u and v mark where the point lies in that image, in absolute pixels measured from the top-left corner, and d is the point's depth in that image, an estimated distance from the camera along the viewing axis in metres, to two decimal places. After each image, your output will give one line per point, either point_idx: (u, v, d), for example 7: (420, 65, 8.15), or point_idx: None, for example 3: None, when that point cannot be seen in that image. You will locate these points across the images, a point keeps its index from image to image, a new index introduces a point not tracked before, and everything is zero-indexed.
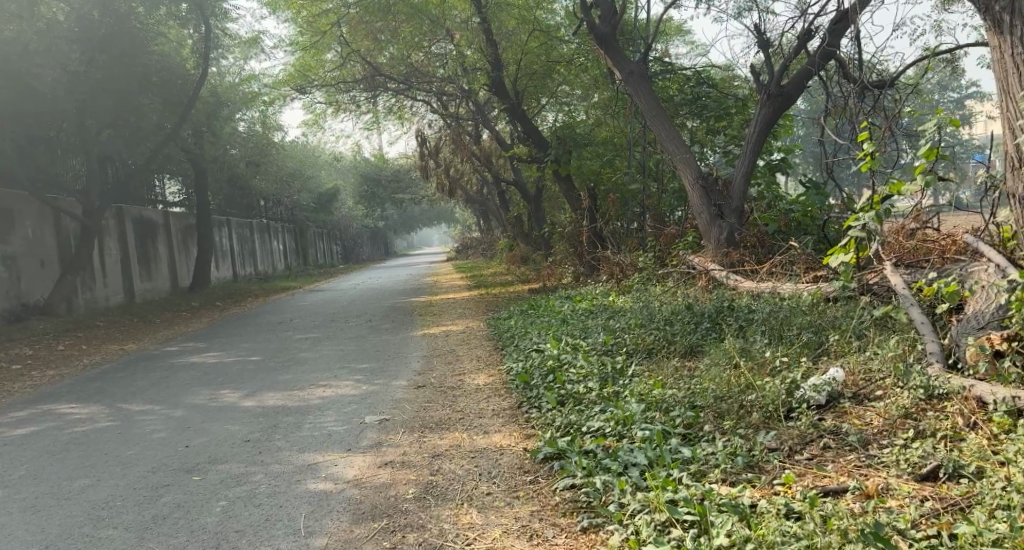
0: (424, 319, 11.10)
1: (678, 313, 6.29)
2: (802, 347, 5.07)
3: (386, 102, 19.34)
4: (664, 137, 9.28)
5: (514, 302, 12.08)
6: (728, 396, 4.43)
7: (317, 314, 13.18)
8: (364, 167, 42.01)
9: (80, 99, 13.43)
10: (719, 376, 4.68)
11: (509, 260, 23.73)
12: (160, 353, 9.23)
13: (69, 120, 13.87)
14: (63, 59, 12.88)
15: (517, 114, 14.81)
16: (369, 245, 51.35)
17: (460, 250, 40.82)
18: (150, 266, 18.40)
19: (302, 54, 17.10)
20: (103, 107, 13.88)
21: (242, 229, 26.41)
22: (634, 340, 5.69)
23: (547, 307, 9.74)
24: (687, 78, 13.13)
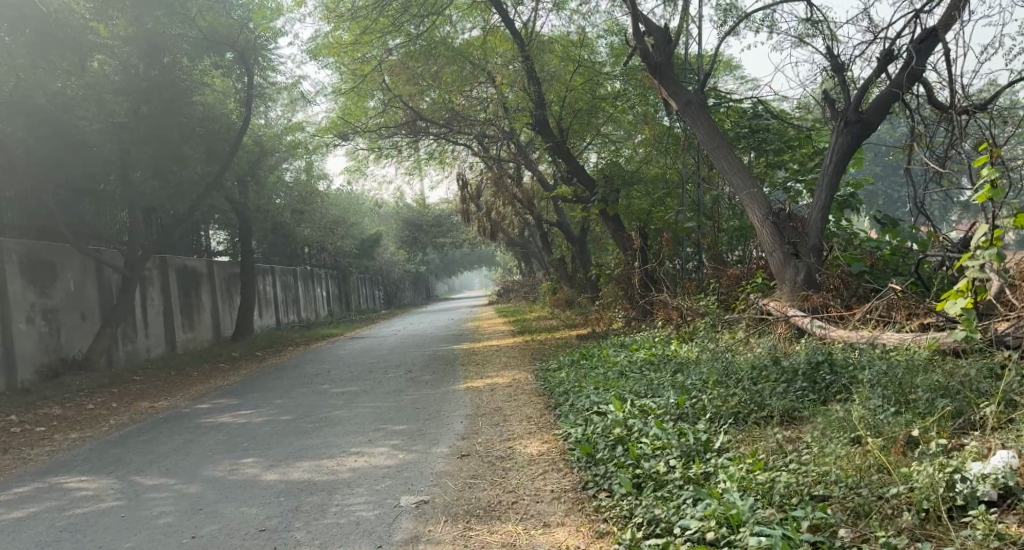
0: (468, 369, 10.35)
1: (763, 368, 5.44)
2: (944, 419, 4.15)
3: (428, 147, 18.95)
4: (728, 171, 8.53)
5: (563, 349, 11.29)
6: (860, 491, 3.59)
7: (356, 364, 12.53)
8: (405, 213, 41.90)
9: (124, 149, 12.96)
10: (845, 460, 3.79)
11: (553, 303, 23.01)
12: (189, 411, 8.61)
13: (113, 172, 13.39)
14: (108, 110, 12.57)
15: (562, 154, 14.17)
16: (411, 289, 51.09)
17: (502, 293, 40.23)
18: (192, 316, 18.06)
19: (345, 100, 16.84)
20: (146, 157, 13.28)
21: (285, 277, 26.17)
22: (717, 402, 4.86)
23: (601, 357, 8.93)
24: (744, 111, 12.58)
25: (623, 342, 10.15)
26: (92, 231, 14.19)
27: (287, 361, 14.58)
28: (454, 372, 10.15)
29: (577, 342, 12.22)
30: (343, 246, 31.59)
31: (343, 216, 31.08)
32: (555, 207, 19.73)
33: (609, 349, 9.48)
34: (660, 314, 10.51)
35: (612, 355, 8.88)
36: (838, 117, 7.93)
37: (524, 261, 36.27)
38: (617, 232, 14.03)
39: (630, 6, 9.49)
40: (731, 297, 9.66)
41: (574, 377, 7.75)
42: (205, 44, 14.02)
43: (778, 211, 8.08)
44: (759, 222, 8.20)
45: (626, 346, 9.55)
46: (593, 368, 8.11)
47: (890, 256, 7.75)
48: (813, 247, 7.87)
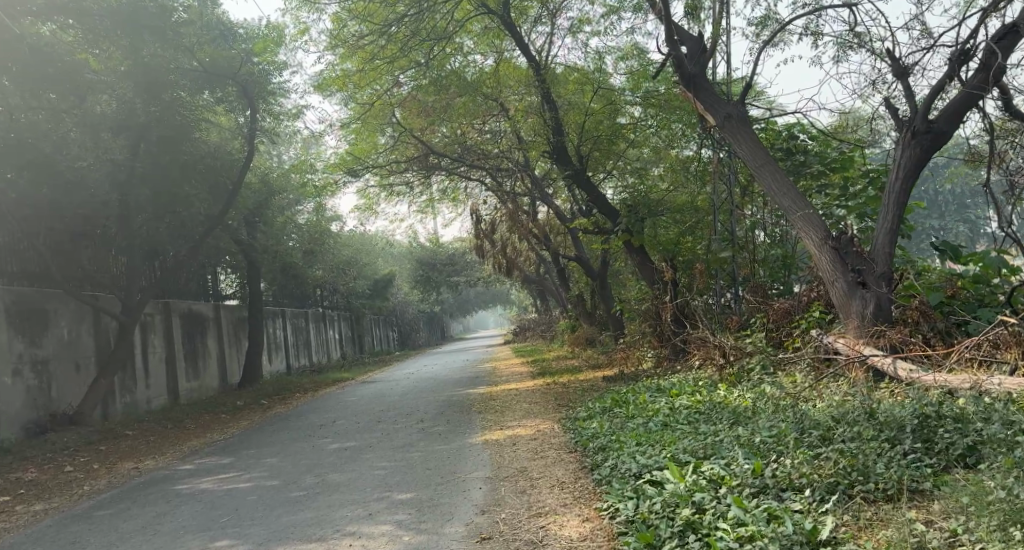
0: (488, 418, 9.31)
1: (854, 427, 4.43)
2: None
3: (441, 181, 18.15)
4: (776, 191, 7.62)
5: (589, 393, 10.27)
6: None
7: (365, 413, 11.53)
8: (419, 252, 41.19)
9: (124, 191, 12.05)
10: None
11: (572, 341, 22.02)
12: (173, 474, 7.62)
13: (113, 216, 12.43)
14: (104, 148, 11.70)
15: (582, 181, 13.23)
16: (425, 330, 50.23)
17: (518, 331, 39.25)
18: (196, 363, 17.15)
19: (354, 135, 16.08)
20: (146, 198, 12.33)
21: (296, 319, 25.30)
22: (811, 473, 3.84)
23: (639, 402, 7.89)
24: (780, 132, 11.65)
25: (660, 385, 9.12)
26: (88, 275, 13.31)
27: (292, 409, 13.61)
28: (471, 421, 9.11)
29: (606, 384, 11.19)
30: (354, 286, 30.77)
31: (355, 255, 30.33)
32: (574, 241, 18.83)
33: (646, 392, 8.44)
34: (698, 352, 9.49)
35: (651, 400, 7.84)
36: (904, 128, 7.04)
37: (540, 299, 35.31)
38: (643, 264, 13.05)
39: (661, 14, 8.66)
40: (780, 333, 8.66)
41: (613, 427, 6.70)
42: (209, 78, 13.07)
43: (838, 235, 7.16)
44: (816, 246, 7.28)
45: (664, 389, 8.51)
46: (633, 416, 7.07)
47: (973, 285, 6.94)
48: (881, 274, 6.93)
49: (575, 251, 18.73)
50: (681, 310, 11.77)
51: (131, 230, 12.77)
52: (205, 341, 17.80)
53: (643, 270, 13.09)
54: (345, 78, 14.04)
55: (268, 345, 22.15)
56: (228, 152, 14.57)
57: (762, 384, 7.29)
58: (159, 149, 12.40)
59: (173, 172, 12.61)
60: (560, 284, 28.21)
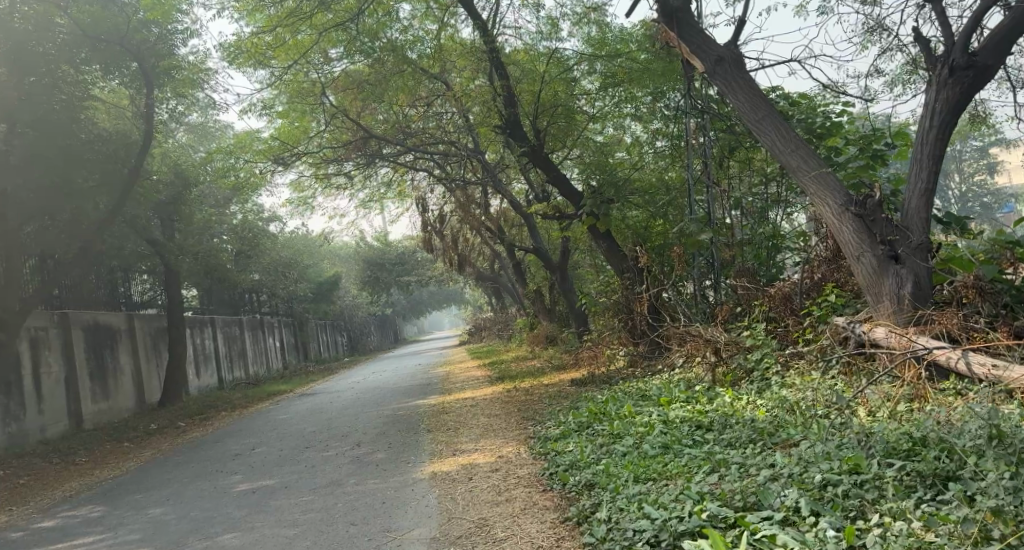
0: (434, 439, 7.68)
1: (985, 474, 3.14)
2: None
3: (382, 170, 16.49)
4: (779, 146, 6.25)
5: (556, 403, 8.78)
6: None
7: (293, 435, 9.81)
8: (367, 252, 39.39)
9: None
10: None
11: (531, 340, 20.53)
12: (24, 541, 5.87)
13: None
14: None
15: (539, 160, 11.71)
16: (376, 333, 48.27)
17: (473, 330, 37.64)
18: (106, 382, 15.16)
19: (282, 119, 14.31)
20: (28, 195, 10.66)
21: (230, 328, 23.29)
22: None
23: (618, 412, 6.40)
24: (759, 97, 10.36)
25: (641, 390, 7.65)
26: None
27: (211, 433, 11.75)
28: (415, 445, 7.48)
29: (576, 390, 9.66)
30: (296, 291, 28.82)
31: (296, 257, 28.42)
32: (530, 231, 17.32)
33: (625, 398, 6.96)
34: (684, 350, 8.02)
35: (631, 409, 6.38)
36: (940, 63, 5.72)
37: (496, 297, 33.77)
38: (612, 251, 11.51)
39: None
40: (784, 325, 7.24)
41: (593, 449, 5.22)
42: (87, 43, 11.10)
43: (862, 198, 5.79)
44: (833, 212, 5.94)
45: (644, 397, 7.03)
46: (612, 433, 5.57)
47: None
48: (918, 246, 5.59)
49: (531, 242, 17.21)
50: (656, 301, 10.33)
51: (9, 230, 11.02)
52: (118, 356, 15.83)
53: (612, 258, 11.53)
54: (260, 46, 12.23)
55: (197, 358, 20.16)
56: (128, 136, 12.64)
57: (774, 389, 5.85)
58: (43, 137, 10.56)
59: (57, 161, 10.74)
60: (515, 280, 26.70)
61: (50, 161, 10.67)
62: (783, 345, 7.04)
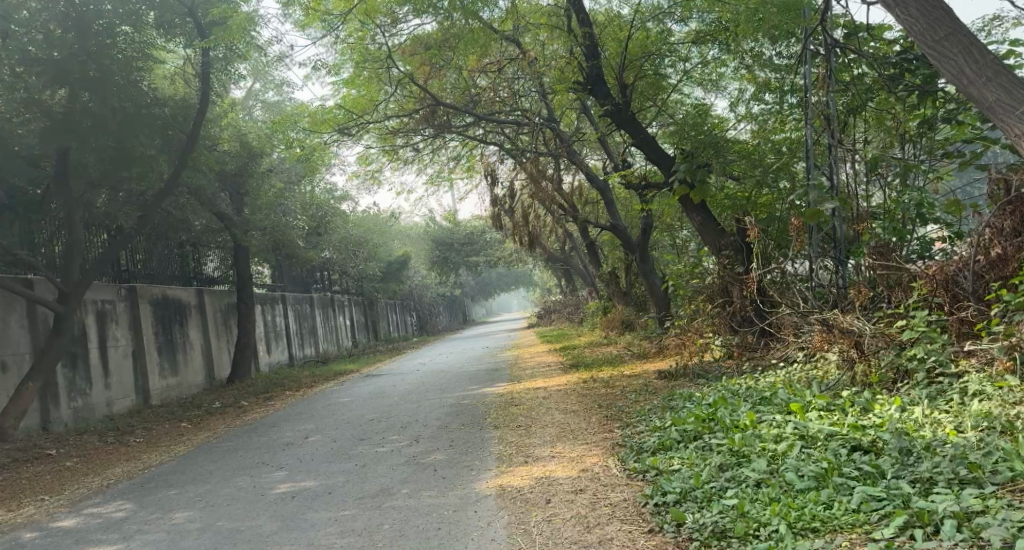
0: (504, 441, 6.57)
1: None
2: None
3: (453, 141, 15.50)
4: (967, 71, 4.95)
5: (647, 399, 7.63)
6: None
7: (352, 423, 8.93)
8: (436, 231, 38.72)
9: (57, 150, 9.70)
10: None
11: (606, 325, 19.33)
12: (32, 545, 5.04)
13: (51, 181, 10.11)
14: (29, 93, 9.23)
15: (625, 122, 10.48)
16: (445, 314, 47.74)
17: (543, 312, 36.57)
18: (175, 357, 14.69)
19: (348, 86, 13.44)
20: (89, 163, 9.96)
21: (301, 305, 22.84)
22: None
23: (735, 421, 5.38)
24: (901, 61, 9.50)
25: (755, 393, 6.57)
26: (30, 253, 10.86)
27: (266, 416, 10.95)
28: (482, 447, 6.38)
29: (673, 386, 8.41)
30: (366, 270, 28.32)
31: (366, 235, 27.87)
32: (609, 207, 16.08)
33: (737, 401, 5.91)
34: None
35: (748, 419, 5.35)
36: None
37: (566, 280, 32.57)
38: (707, 225, 10.57)
39: None
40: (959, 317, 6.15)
41: (713, 473, 4.25)
42: None
43: None
44: None
45: (757, 404, 5.94)
46: (734, 453, 4.58)
47: None
48: None
49: (609, 219, 15.93)
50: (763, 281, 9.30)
51: (73, 198, 10.36)
52: (187, 331, 15.36)
53: (706, 233, 10.62)
54: None
55: (268, 335, 19.69)
56: (189, 100, 11.97)
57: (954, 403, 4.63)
58: (103, 99, 9.87)
59: (123, 129, 10.09)
60: (588, 262, 25.45)
61: (115, 128, 10.01)
62: (948, 341, 5.71)
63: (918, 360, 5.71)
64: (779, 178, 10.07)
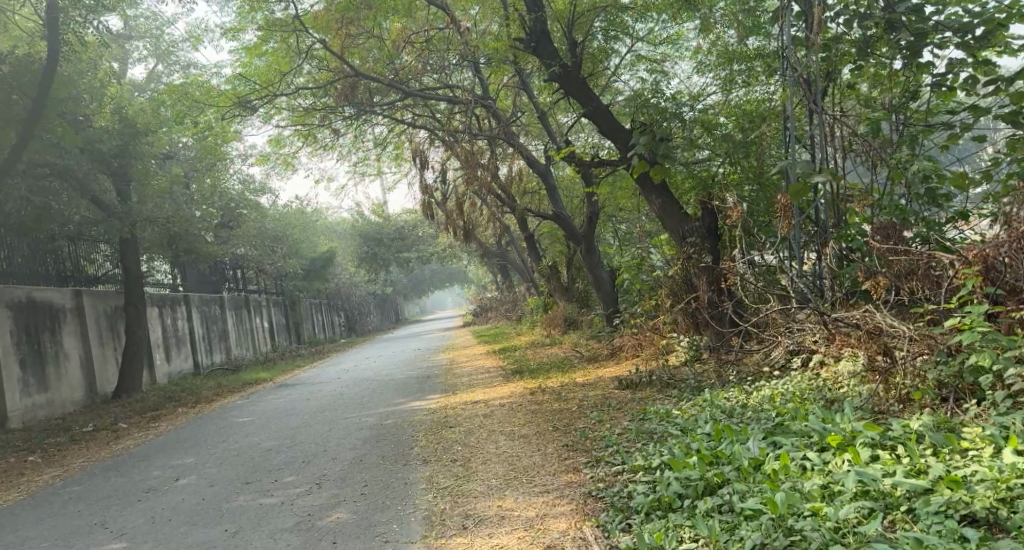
0: (434, 487, 4.94)
1: None
2: None
3: (376, 122, 13.72)
4: None
5: (616, 421, 6.14)
6: None
7: (247, 455, 7.17)
8: (364, 226, 36.66)
9: None
10: None
11: (547, 324, 17.85)
12: None
13: None
14: None
15: (574, 88, 8.96)
16: (377, 313, 45.58)
17: (478, 310, 34.92)
18: (45, 370, 12.52)
19: (251, 53, 11.56)
20: None
21: (209, 306, 20.61)
22: None
23: (755, 461, 4.00)
24: (897, 26, 8.37)
25: (758, 413, 5.20)
26: None
27: (142, 446, 9.02)
28: (396, 498, 4.74)
29: (639, 400, 6.92)
30: (286, 267, 26.16)
31: (285, 231, 25.68)
32: (552, 194, 14.60)
33: (746, 425, 4.52)
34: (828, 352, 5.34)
35: (773, 460, 3.97)
36: None
37: (503, 275, 31.00)
38: (670, 209, 8.80)
39: None
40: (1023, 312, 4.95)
41: None
42: None
43: None
44: None
45: (770, 431, 4.56)
46: (776, 529, 3.22)
47: None
48: None
49: (552, 207, 14.42)
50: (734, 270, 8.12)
51: None
52: (61, 339, 13.19)
53: (669, 217, 8.89)
54: None
55: (167, 341, 17.49)
56: (47, 62, 9.89)
57: None
58: None
59: None
60: (526, 255, 23.95)
61: None
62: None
63: (988, 373, 4.47)
64: (752, 152, 8.65)
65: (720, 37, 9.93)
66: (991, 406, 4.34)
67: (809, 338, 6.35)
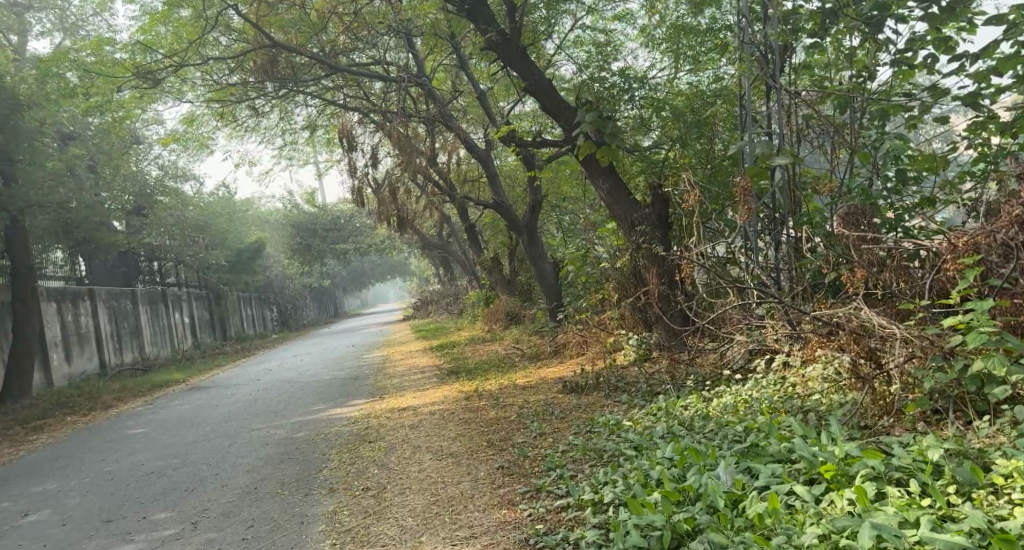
0: (329, 530, 4.17)
1: None
2: None
3: (298, 103, 12.60)
4: None
5: (555, 436, 5.28)
6: None
7: (125, 491, 6.12)
8: (297, 216, 35.16)
9: None
10: None
11: (487, 318, 16.95)
12: None
13: None
14: None
15: (513, 58, 8.06)
16: (313, 306, 44.02)
17: (418, 303, 33.86)
18: None
19: (156, 19, 10.32)
20: None
21: (119, 301, 19.04)
22: None
23: (730, 497, 3.19)
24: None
25: (723, 425, 4.39)
26: None
27: (11, 474, 7.87)
28: (259, 541, 4.19)
29: (583, 408, 6.07)
30: (211, 258, 24.64)
31: (208, 220, 24.16)
32: (490, 180, 13.64)
33: (713, 447, 3.70)
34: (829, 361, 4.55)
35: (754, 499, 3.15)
36: None
37: (444, 267, 30.02)
38: (617, 195, 7.81)
39: None
40: None
41: None
42: None
43: None
44: None
45: (741, 452, 3.73)
46: None
47: None
48: None
49: (491, 195, 13.48)
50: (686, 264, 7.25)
51: None
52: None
53: (615, 204, 7.89)
54: None
55: (68, 339, 16.00)
56: None
57: None
58: None
59: None
60: (466, 246, 23.02)
61: None
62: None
63: (1003, 385, 3.76)
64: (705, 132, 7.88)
65: (670, 8, 9.16)
66: (1007, 425, 3.66)
67: (769, 334, 5.50)
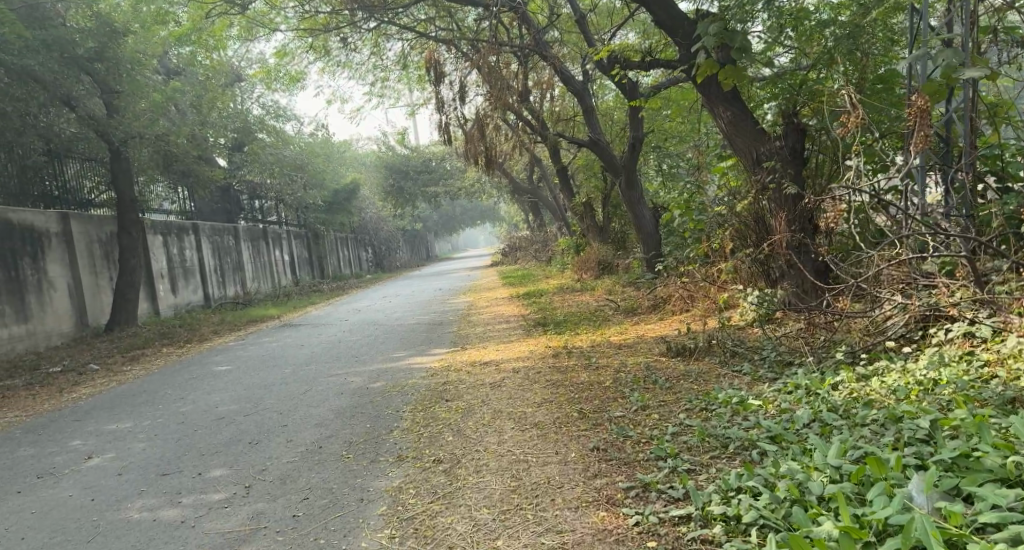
0: (388, 516, 3.48)
1: None
2: None
3: (392, 33, 11.85)
4: None
5: (665, 410, 4.43)
6: None
7: (191, 436, 5.70)
8: (389, 158, 34.94)
9: None
10: None
11: (577, 267, 16.08)
12: None
13: None
14: None
15: None
16: (406, 250, 44.14)
17: (509, 248, 33.22)
18: (22, 300, 11.28)
19: None
20: None
21: (222, 236, 19.18)
22: None
23: (946, 536, 2.75)
24: None
25: (899, 423, 3.49)
26: None
27: (89, 406, 7.65)
28: (312, 529, 3.47)
29: (696, 376, 5.18)
30: (306, 198, 24.63)
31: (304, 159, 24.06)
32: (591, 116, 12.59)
33: (899, 456, 3.09)
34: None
35: (993, 544, 2.68)
36: None
37: (535, 213, 29.16)
38: (742, 124, 6.59)
39: None
40: None
41: None
42: None
43: None
44: None
45: (940, 464, 3.09)
46: None
47: None
48: None
49: (589, 132, 12.40)
50: (822, 209, 6.16)
51: None
52: (44, 266, 11.91)
53: (738, 136, 6.66)
54: None
55: (173, 272, 16.16)
56: None
57: None
58: None
59: None
60: (559, 191, 22.03)
61: None
62: None
63: None
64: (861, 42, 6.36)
65: None
66: None
67: (943, 295, 4.63)
